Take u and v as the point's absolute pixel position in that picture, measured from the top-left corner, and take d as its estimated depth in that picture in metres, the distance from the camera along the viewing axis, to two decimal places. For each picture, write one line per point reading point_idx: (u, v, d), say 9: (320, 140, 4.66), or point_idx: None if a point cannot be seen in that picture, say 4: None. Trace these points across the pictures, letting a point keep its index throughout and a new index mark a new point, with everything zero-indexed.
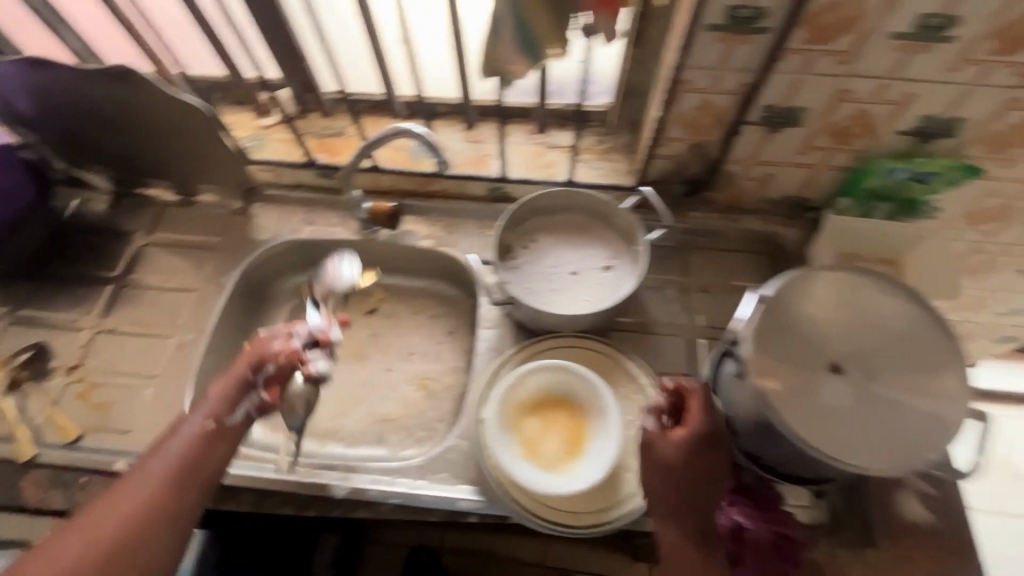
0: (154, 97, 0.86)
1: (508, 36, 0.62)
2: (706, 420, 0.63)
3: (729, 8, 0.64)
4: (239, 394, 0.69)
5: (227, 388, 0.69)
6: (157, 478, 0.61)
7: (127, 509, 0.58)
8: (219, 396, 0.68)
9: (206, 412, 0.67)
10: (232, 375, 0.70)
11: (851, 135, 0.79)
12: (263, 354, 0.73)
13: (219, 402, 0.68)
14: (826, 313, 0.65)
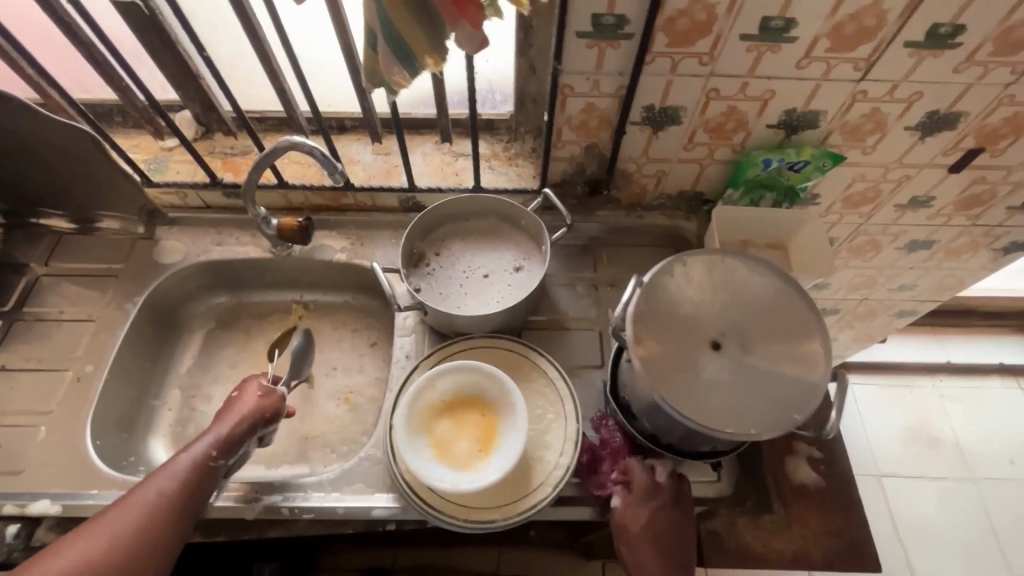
0: (38, 122, 0.83)
1: (383, 46, 0.64)
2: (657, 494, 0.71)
3: (593, 16, 0.68)
4: (238, 439, 0.76)
5: (240, 429, 0.77)
6: (156, 506, 0.66)
7: (127, 528, 0.63)
8: (231, 435, 0.75)
9: (214, 446, 0.74)
10: (246, 418, 0.78)
11: (726, 131, 0.85)
12: (269, 404, 0.81)
13: (231, 440, 0.75)
14: (703, 292, 0.70)
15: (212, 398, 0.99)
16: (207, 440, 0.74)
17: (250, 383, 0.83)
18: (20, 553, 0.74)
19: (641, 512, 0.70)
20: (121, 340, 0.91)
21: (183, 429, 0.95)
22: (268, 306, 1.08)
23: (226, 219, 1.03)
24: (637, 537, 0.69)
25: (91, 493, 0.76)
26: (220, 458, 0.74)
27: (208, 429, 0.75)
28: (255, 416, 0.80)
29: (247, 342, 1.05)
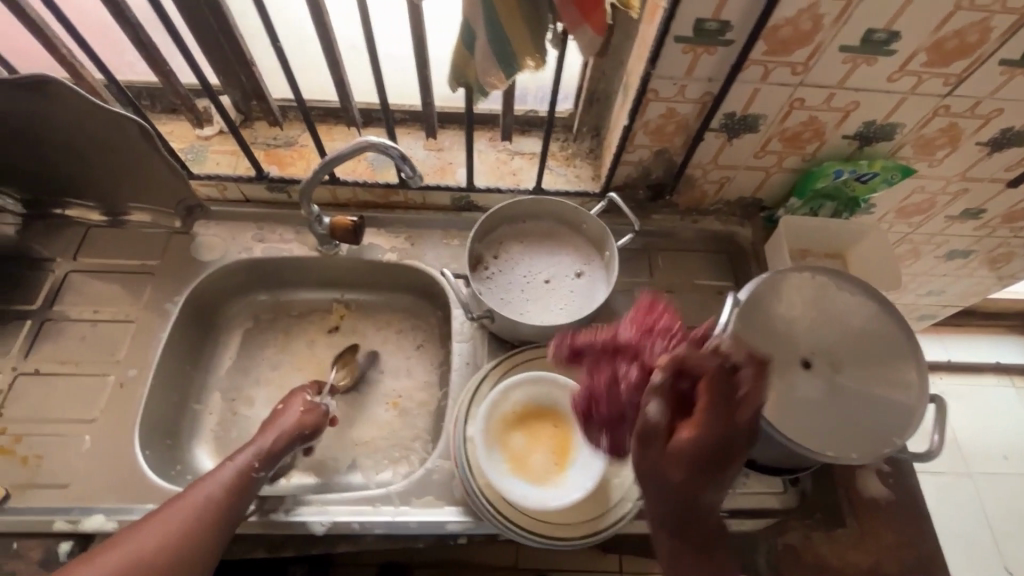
0: (78, 108, 0.76)
1: (484, 46, 0.60)
2: (712, 423, 0.52)
3: (696, 21, 0.66)
4: (277, 451, 0.74)
5: (281, 444, 0.74)
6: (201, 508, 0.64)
7: (174, 527, 0.62)
8: (274, 450, 0.73)
9: (257, 459, 0.71)
10: (286, 432, 0.75)
11: (802, 140, 0.84)
12: (309, 419, 0.78)
13: (274, 455, 0.73)
14: (796, 310, 0.69)
15: (255, 401, 0.95)
16: (252, 451, 0.72)
17: (292, 398, 0.81)
18: None
19: (683, 450, 0.51)
20: (163, 343, 0.87)
21: (226, 435, 0.91)
22: (308, 305, 1.04)
23: (268, 214, 0.97)
24: (669, 479, 0.51)
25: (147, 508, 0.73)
26: (261, 471, 0.72)
27: (251, 442, 0.73)
28: (295, 430, 0.77)
29: (288, 343, 1.01)
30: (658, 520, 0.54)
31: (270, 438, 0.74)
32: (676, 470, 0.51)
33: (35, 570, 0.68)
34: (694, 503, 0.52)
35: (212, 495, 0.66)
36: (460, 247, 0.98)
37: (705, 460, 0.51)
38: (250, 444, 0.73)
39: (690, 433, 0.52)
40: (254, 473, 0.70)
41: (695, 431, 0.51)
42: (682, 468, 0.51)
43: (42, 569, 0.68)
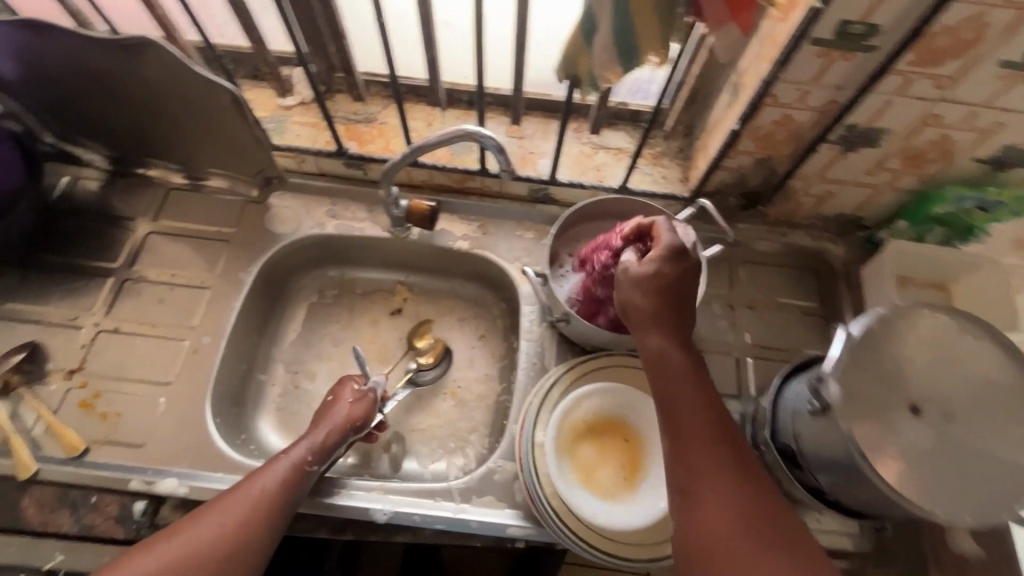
0: (173, 72, 0.75)
1: (606, 38, 0.56)
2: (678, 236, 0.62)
3: (841, 23, 0.59)
4: (331, 445, 0.72)
5: (333, 437, 0.73)
6: (266, 498, 0.64)
7: (240, 518, 0.61)
8: (327, 443, 0.72)
9: (310, 452, 0.70)
10: (337, 425, 0.74)
11: (926, 160, 0.76)
12: (361, 411, 0.77)
13: (327, 449, 0.71)
14: (912, 349, 0.63)
15: (317, 376, 0.95)
16: (306, 444, 0.70)
17: (342, 388, 0.79)
18: (148, 530, 0.71)
19: (655, 277, 0.59)
20: (235, 312, 0.87)
21: (288, 408, 0.92)
22: (372, 284, 1.03)
23: (343, 190, 0.96)
24: (650, 271, 0.59)
25: (217, 475, 0.74)
26: (314, 464, 0.70)
27: (305, 434, 0.72)
28: (347, 423, 0.75)
29: (352, 321, 1.00)
30: (643, 313, 0.59)
31: (322, 430, 0.73)
32: (642, 293, 0.59)
33: (112, 526, 0.70)
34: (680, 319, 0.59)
35: (268, 488, 0.64)
36: (534, 240, 0.94)
37: (672, 285, 0.59)
38: (304, 437, 0.72)
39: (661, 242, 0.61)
40: (309, 467, 0.69)
41: (656, 262, 0.60)
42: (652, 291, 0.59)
43: (118, 525, 0.70)
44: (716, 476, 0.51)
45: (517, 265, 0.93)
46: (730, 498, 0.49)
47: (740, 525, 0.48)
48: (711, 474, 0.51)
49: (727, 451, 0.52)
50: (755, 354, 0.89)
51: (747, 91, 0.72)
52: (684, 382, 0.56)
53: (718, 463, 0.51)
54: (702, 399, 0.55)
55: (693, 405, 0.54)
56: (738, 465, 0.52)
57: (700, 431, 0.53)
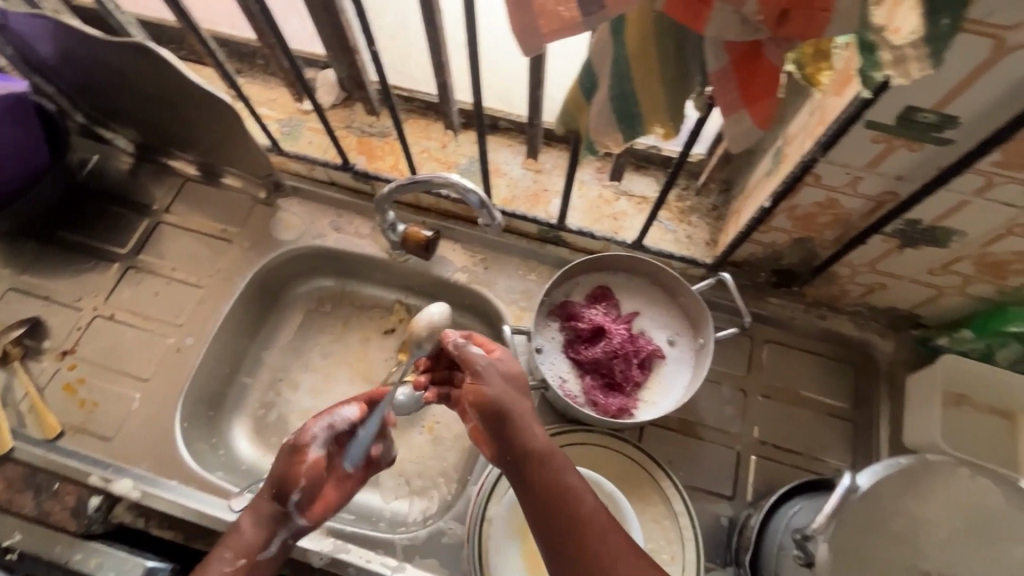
0: (179, 76, 0.74)
1: (600, 103, 0.47)
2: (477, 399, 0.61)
3: (906, 110, 0.48)
4: (265, 527, 0.63)
5: (254, 520, 0.63)
6: None
7: None
8: (242, 534, 0.62)
9: (229, 549, 0.62)
10: (261, 503, 0.63)
11: (1010, 271, 0.62)
12: (279, 480, 0.64)
13: (245, 543, 0.62)
14: (935, 512, 0.52)
15: (299, 388, 0.94)
16: (228, 541, 0.62)
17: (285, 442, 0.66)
18: (100, 526, 0.73)
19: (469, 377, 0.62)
20: (224, 315, 0.87)
21: (265, 416, 0.91)
22: (371, 300, 0.99)
23: (349, 202, 0.93)
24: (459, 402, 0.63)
25: (173, 483, 0.75)
26: (244, 559, 0.62)
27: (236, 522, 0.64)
28: (273, 494, 0.64)
29: (344, 335, 0.98)
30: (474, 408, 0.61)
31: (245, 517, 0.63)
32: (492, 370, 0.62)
33: (66, 517, 0.72)
34: (513, 376, 0.62)
35: None
36: (536, 284, 0.87)
37: (506, 375, 0.62)
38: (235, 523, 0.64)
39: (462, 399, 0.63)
40: (236, 565, 0.61)
41: (498, 364, 0.62)
42: (504, 384, 0.61)
43: (72, 517, 0.72)
44: (538, 492, 0.54)
45: (513, 309, 0.86)
46: (556, 514, 0.52)
47: (584, 527, 0.51)
48: (543, 496, 0.54)
49: (557, 470, 0.55)
50: (763, 452, 0.78)
51: (787, 164, 0.61)
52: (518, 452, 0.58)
53: (555, 493, 0.53)
54: (527, 421, 0.59)
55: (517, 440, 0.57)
56: (558, 484, 0.54)
57: (521, 461, 0.56)
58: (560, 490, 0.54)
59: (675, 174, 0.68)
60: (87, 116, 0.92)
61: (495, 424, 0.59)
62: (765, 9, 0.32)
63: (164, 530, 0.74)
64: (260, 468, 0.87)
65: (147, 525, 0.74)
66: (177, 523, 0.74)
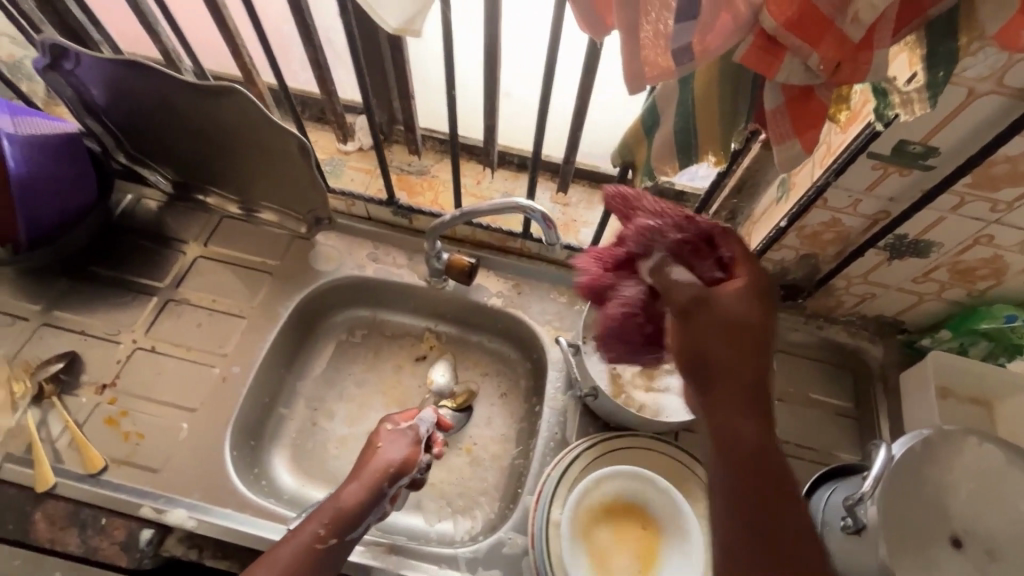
0: (249, 116, 0.79)
1: (666, 137, 0.57)
2: (746, 310, 0.48)
3: (901, 142, 0.60)
4: (370, 505, 0.69)
5: (354, 497, 0.69)
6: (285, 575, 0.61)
7: None
8: (345, 510, 0.67)
9: (325, 525, 0.66)
10: (367, 486, 0.69)
11: (977, 277, 0.75)
12: (395, 463, 0.72)
13: (343, 517, 0.67)
14: (958, 477, 0.61)
15: (335, 417, 0.95)
16: (318, 519, 0.66)
17: (376, 436, 0.75)
18: (150, 560, 0.71)
19: (743, 297, 0.48)
20: (269, 345, 0.89)
21: (303, 445, 0.92)
22: (402, 328, 1.03)
23: (387, 235, 0.98)
24: (714, 307, 0.48)
25: (228, 510, 0.74)
26: (328, 537, 0.65)
27: (323, 504, 0.67)
28: (381, 477, 0.71)
29: (377, 364, 1.00)
30: (717, 323, 0.47)
31: (351, 488, 0.69)
32: (751, 311, 0.47)
33: (117, 552, 0.70)
34: (744, 328, 0.46)
35: (278, 565, 0.61)
36: (567, 306, 0.95)
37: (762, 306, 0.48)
38: (317, 510, 0.67)
39: (726, 298, 0.48)
40: (325, 543, 0.65)
41: (738, 290, 0.48)
42: (733, 319, 0.47)
43: (123, 552, 0.70)
44: (760, 498, 0.42)
45: (548, 329, 0.93)
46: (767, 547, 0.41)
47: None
48: (751, 492, 0.42)
49: (772, 459, 0.43)
50: (785, 449, 0.86)
51: (798, 192, 0.73)
52: (756, 440, 0.43)
53: (769, 523, 0.41)
54: (746, 379, 0.45)
55: (730, 402, 0.45)
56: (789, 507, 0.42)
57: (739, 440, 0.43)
58: (785, 514, 0.42)
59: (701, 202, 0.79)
60: (129, 157, 0.95)
61: (715, 355, 0.46)
62: (824, 60, 0.43)
63: (219, 561, 0.72)
64: (303, 497, 0.87)
65: (201, 557, 0.72)
66: (232, 551, 0.73)
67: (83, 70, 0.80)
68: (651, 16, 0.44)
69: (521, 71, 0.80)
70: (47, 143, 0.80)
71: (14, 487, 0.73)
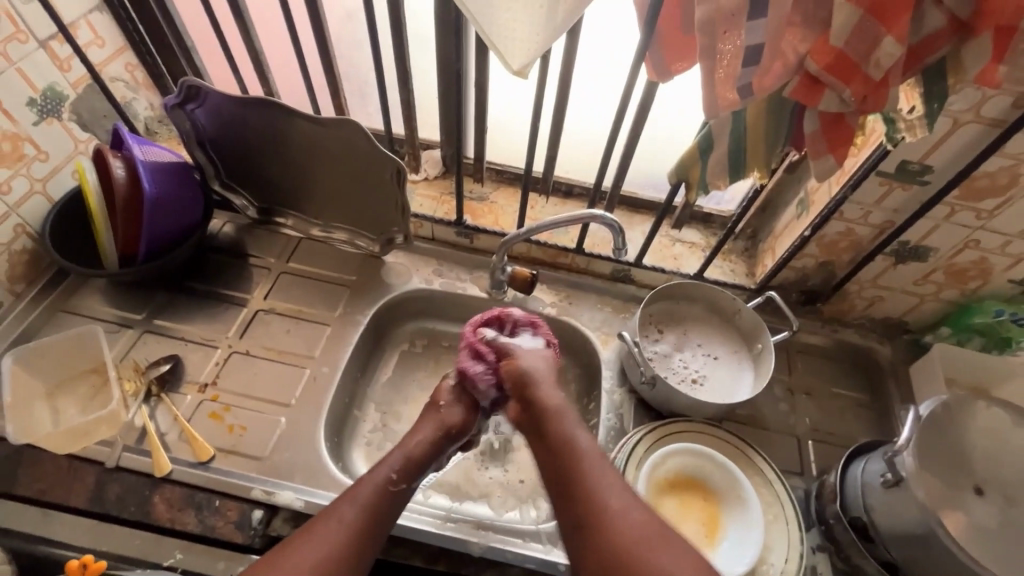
0: (349, 145, 0.92)
1: (721, 157, 0.72)
2: (535, 366, 0.85)
3: (902, 163, 0.76)
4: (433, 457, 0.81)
5: (421, 450, 0.80)
6: (361, 517, 0.69)
7: (349, 524, 0.68)
8: (411, 460, 0.78)
9: (397, 470, 0.75)
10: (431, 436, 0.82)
11: (970, 278, 0.90)
12: (452, 424, 0.85)
13: (410, 466, 0.77)
14: (974, 436, 0.72)
15: (404, 419, 1.03)
16: (391, 464, 0.76)
17: (439, 392, 0.89)
18: (261, 539, 0.77)
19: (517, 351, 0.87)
20: (351, 349, 0.98)
21: (376, 444, 1.00)
22: (459, 339, 1.12)
23: (450, 253, 1.10)
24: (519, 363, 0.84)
25: (330, 492, 0.81)
26: (398, 484, 0.75)
27: (393, 453, 0.77)
28: (442, 433, 0.84)
29: (439, 370, 1.10)
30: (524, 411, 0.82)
31: (415, 438, 0.81)
32: (533, 354, 0.87)
33: (232, 530, 0.77)
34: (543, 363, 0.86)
35: (358, 500, 0.71)
36: (615, 313, 1.06)
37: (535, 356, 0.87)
38: (387, 458, 0.78)
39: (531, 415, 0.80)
40: (397, 487, 0.74)
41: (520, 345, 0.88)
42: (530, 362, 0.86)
43: (237, 530, 0.77)
44: (572, 482, 0.69)
45: (599, 334, 1.03)
46: (588, 511, 0.66)
47: (620, 531, 0.63)
48: (577, 505, 0.67)
49: (576, 458, 0.71)
50: (816, 436, 0.96)
51: (817, 207, 0.87)
52: (565, 452, 0.72)
53: (581, 504, 0.67)
54: (559, 440, 0.74)
55: (556, 432, 0.75)
56: (597, 494, 0.67)
57: (562, 456, 0.72)
58: (595, 495, 0.67)
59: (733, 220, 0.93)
60: (222, 184, 1.07)
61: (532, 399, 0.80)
62: (855, 94, 0.57)
63: None
64: None
65: None
66: None
67: (204, 109, 0.93)
68: (723, 63, 0.59)
69: (581, 111, 0.96)
70: (167, 169, 0.91)
71: (132, 475, 0.79)
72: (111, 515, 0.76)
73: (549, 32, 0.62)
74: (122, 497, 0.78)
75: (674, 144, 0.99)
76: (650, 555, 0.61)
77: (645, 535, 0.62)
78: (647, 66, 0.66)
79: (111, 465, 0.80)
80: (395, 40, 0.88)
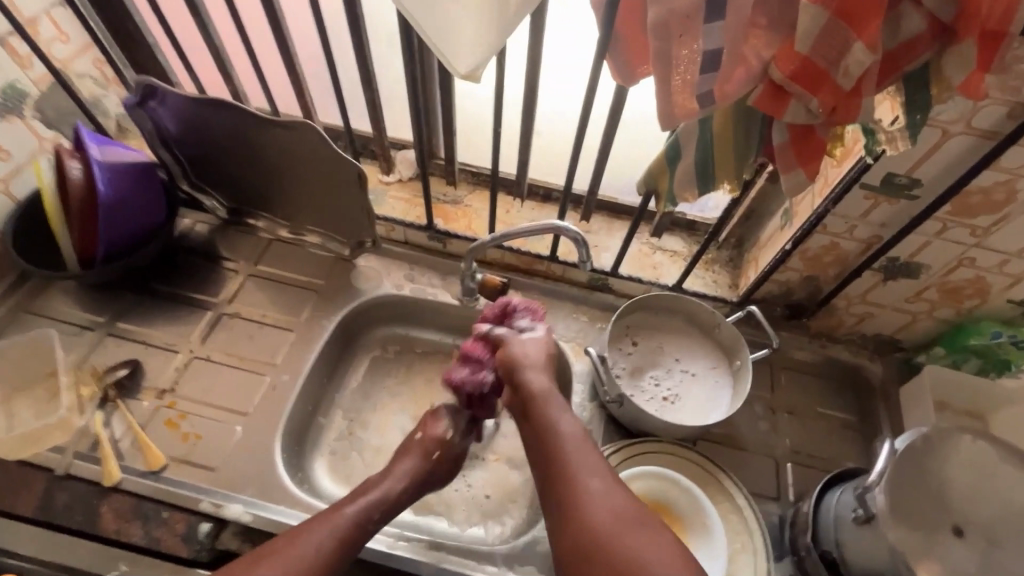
0: (311, 147, 0.89)
1: (687, 168, 0.67)
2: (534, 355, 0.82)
3: (887, 175, 0.71)
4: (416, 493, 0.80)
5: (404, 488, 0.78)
6: (331, 545, 0.68)
7: (318, 552, 0.67)
8: (394, 501, 0.76)
9: (378, 510, 0.74)
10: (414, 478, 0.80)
11: (965, 297, 0.84)
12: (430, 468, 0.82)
13: (390, 507, 0.75)
14: (956, 472, 0.67)
15: (370, 426, 1.01)
16: (370, 503, 0.74)
17: (425, 423, 0.87)
18: (208, 553, 0.76)
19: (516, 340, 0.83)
20: (314, 356, 0.96)
21: (340, 453, 0.98)
22: (431, 345, 1.09)
23: (422, 257, 1.06)
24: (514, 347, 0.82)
25: (280, 506, 0.79)
26: (376, 523, 0.74)
27: (375, 491, 0.75)
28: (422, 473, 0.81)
29: (409, 377, 1.07)
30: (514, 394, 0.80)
31: (398, 478, 0.78)
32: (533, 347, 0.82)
33: (178, 543, 0.75)
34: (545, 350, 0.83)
35: (334, 530, 0.69)
36: (590, 324, 1.02)
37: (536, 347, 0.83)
38: (372, 488, 0.76)
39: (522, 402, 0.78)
40: (374, 523, 0.73)
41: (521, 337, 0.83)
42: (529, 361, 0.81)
43: (183, 543, 0.76)
44: (556, 468, 0.70)
45: (572, 344, 0.99)
46: (569, 499, 0.67)
47: (599, 523, 0.64)
48: (561, 492, 0.68)
49: (561, 448, 0.71)
50: (796, 458, 0.92)
51: (800, 219, 0.82)
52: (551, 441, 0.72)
53: (565, 491, 0.67)
54: (547, 428, 0.73)
55: (544, 421, 0.74)
56: (579, 485, 0.67)
57: (547, 444, 0.72)
58: (578, 485, 0.67)
59: (713, 230, 0.88)
60: (190, 183, 1.04)
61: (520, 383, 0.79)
62: (823, 105, 0.52)
63: None
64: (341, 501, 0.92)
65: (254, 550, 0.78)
66: None
67: (166, 108, 0.91)
68: (679, 70, 0.54)
69: (555, 112, 0.91)
70: (127, 169, 0.89)
71: (82, 482, 0.79)
72: (59, 523, 0.76)
73: (496, 34, 0.58)
74: (70, 505, 0.77)
75: (653, 148, 0.94)
76: (623, 546, 0.62)
77: (623, 528, 0.63)
78: (612, 71, 0.60)
79: (61, 472, 0.79)
80: (358, 39, 0.84)
